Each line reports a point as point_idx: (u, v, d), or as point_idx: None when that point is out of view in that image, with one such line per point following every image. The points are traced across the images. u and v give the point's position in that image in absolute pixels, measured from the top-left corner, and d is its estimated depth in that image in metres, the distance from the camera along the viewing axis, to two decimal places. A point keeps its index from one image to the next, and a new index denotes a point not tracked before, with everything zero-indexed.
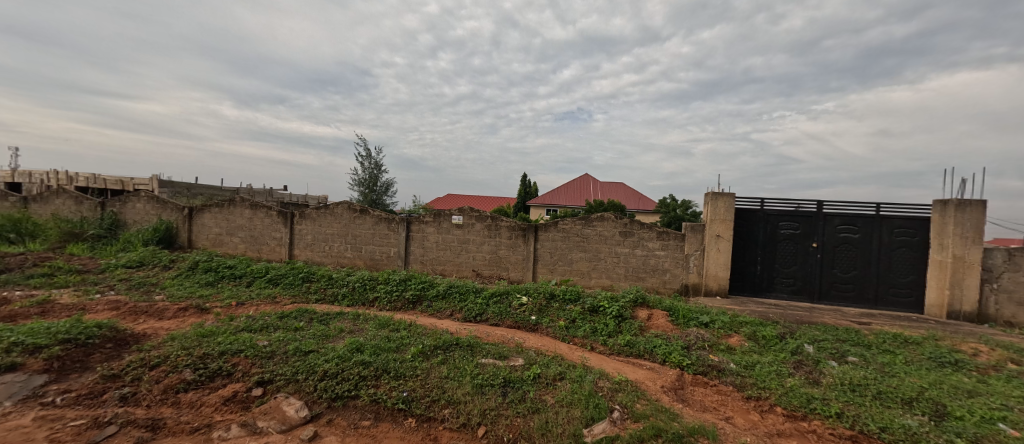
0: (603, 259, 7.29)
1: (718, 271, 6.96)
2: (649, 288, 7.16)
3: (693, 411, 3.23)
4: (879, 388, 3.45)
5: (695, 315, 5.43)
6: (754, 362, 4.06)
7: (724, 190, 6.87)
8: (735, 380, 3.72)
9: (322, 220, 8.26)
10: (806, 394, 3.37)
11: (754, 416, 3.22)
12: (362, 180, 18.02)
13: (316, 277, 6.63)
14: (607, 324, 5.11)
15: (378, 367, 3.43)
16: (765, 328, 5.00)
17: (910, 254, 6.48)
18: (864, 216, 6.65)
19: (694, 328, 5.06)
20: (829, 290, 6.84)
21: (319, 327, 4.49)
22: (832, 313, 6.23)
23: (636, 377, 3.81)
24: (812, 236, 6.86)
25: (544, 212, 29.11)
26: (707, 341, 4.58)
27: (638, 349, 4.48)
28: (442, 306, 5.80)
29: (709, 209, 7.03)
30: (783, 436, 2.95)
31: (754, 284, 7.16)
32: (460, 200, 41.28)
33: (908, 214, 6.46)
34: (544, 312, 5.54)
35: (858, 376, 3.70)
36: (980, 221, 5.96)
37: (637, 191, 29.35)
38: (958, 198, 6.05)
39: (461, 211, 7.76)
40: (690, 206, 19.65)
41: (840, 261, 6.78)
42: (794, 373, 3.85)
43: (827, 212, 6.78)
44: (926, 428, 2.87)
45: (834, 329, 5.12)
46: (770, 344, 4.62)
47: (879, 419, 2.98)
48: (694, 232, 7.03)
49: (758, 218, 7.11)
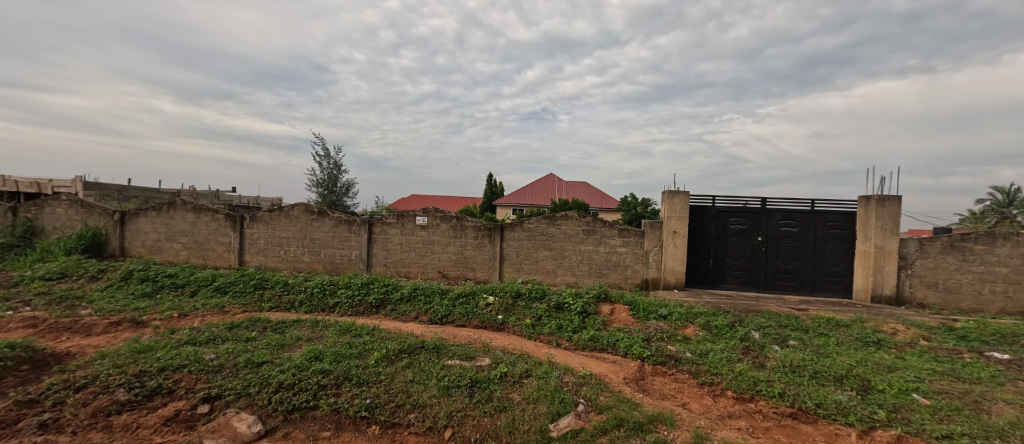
0: (568, 257, 7.44)
1: (675, 265, 7.32)
2: (611, 283, 7.40)
3: (653, 400, 3.39)
4: (815, 368, 3.78)
5: (654, 308, 5.67)
6: (707, 350, 4.31)
7: (679, 189, 7.23)
8: (691, 368, 3.93)
9: (275, 223, 7.82)
10: (753, 377, 3.62)
11: (708, 401, 3.43)
12: (321, 180, 17.24)
13: (270, 284, 6.26)
14: (572, 320, 5.23)
15: (339, 375, 3.30)
16: (717, 318, 5.32)
17: (840, 245, 7.14)
18: (801, 211, 7.24)
19: (654, 321, 5.29)
20: (773, 280, 7.39)
21: (274, 336, 4.25)
22: (775, 301, 6.74)
23: (600, 370, 3.93)
24: (758, 230, 7.38)
25: (510, 211, 29.25)
26: (665, 332, 4.81)
27: (602, 343, 4.61)
28: (407, 309, 5.67)
29: (666, 206, 7.38)
30: (733, 417, 3.16)
31: (708, 276, 7.59)
32: (424, 200, 40.55)
33: (838, 209, 7.12)
34: (511, 311, 5.57)
35: (798, 358, 4.03)
36: (897, 214, 6.65)
37: (600, 191, 30.21)
38: (879, 194, 6.74)
39: (426, 211, 7.63)
40: (650, 204, 20.51)
41: (782, 253, 7.34)
42: (743, 358, 4.14)
43: (771, 208, 7.32)
44: (854, 401, 3.19)
45: (777, 316, 5.54)
46: (722, 332, 4.92)
47: (815, 396, 3.27)
48: (653, 229, 7.35)
49: (710, 215, 7.55)
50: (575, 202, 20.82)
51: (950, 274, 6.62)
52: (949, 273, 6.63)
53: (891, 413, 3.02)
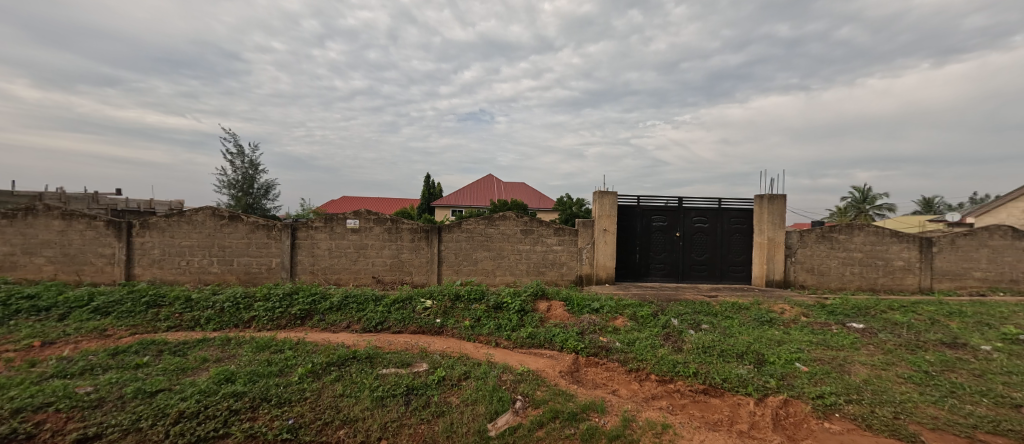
0: (506, 257, 7.53)
1: (606, 261, 7.78)
2: (548, 281, 7.65)
3: (586, 390, 3.57)
4: (722, 347, 4.28)
5: (588, 302, 5.98)
6: (634, 339, 4.66)
7: (608, 189, 7.70)
8: (620, 357, 4.21)
9: (175, 230, 6.84)
10: (673, 360, 3.99)
11: (635, 385, 3.70)
12: (233, 181, 15.45)
13: (168, 300, 5.46)
14: (511, 319, 5.30)
15: (255, 397, 2.99)
16: (643, 308, 5.76)
17: (741, 238, 8.15)
18: (710, 209, 8.14)
19: (587, 314, 5.58)
20: (689, 271, 8.19)
21: (173, 359, 3.72)
22: (691, 290, 7.50)
23: (537, 365, 4.05)
24: (676, 227, 8.14)
25: (449, 212, 28.80)
26: (597, 325, 5.09)
27: (539, 340, 4.74)
28: (337, 318, 5.31)
29: (597, 206, 7.81)
30: (656, 398, 3.46)
31: (635, 270, 8.19)
32: (357, 202, 38.32)
33: (739, 206, 8.12)
34: (449, 314, 5.49)
35: (709, 339, 4.54)
36: (783, 210, 7.81)
37: (537, 191, 31.06)
38: (769, 193, 7.82)
39: (357, 214, 7.21)
40: (584, 204, 21.57)
41: (696, 246, 8.18)
42: (664, 343, 4.54)
43: (687, 206, 8.12)
44: (752, 374, 3.67)
45: (692, 303, 6.16)
46: (646, 321, 5.35)
47: (722, 372, 3.70)
48: (585, 227, 7.75)
49: (635, 213, 8.14)
50: (513, 202, 21.13)
51: (823, 259, 7.90)
52: (821, 259, 7.91)
53: (779, 381, 3.53)
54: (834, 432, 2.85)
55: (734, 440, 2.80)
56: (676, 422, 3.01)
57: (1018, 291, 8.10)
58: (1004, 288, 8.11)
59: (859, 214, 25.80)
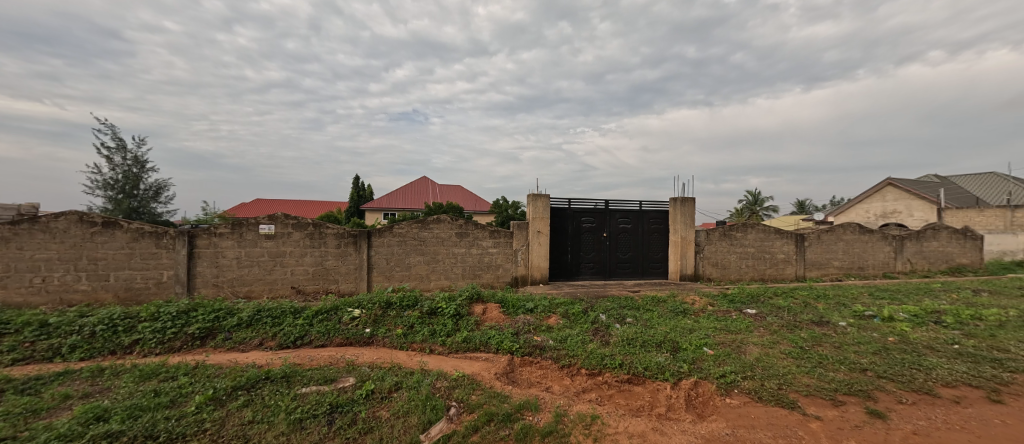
0: (441, 260, 7.37)
1: (540, 262, 8.01)
2: (484, 284, 7.64)
3: (521, 389, 3.63)
4: (644, 338, 4.65)
5: (522, 303, 6.09)
6: (566, 336, 4.84)
7: (541, 192, 7.94)
8: (553, 354, 4.35)
9: (26, 240, 5.57)
10: (601, 354, 4.22)
11: (566, 381, 3.85)
12: (111, 181, 13.03)
13: (14, 327, 4.41)
14: (446, 324, 5.19)
15: (137, 435, 2.54)
16: (574, 306, 6.02)
17: (659, 237, 8.94)
18: (633, 211, 8.80)
19: (522, 315, 5.68)
20: (615, 269, 8.76)
21: (21, 399, 3.01)
22: (617, 286, 8.02)
23: (472, 370, 4.01)
24: (603, 228, 8.66)
25: (380, 216, 27.41)
26: (532, 324, 5.21)
27: (475, 343, 4.70)
28: (247, 335, 4.73)
29: (531, 208, 8.01)
30: (586, 391, 3.64)
31: (567, 270, 8.53)
32: (273, 205, 34.73)
33: (657, 208, 8.90)
34: (380, 323, 5.20)
35: (632, 331, 4.90)
36: (693, 211, 8.72)
37: (473, 194, 30.96)
38: (682, 196, 8.68)
39: (272, 218, 6.52)
40: (519, 206, 21.97)
41: (621, 246, 8.78)
42: (593, 338, 4.80)
43: (613, 208, 8.69)
44: (668, 360, 4.03)
45: (618, 299, 6.60)
46: (577, 318, 5.60)
47: (643, 362, 4.01)
48: (520, 229, 7.90)
49: (567, 215, 8.50)
50: (448, 204, 20.78)
51: (725, 254, 8.99)
52: (724, 254, 8.98)
53: (691, 365, 3.92)
54: (734, 406, 3.24)
55: (655, 423, 3.04)
56: (604, 412, 3.19)
57: (864, 275, 10.00)
58: (855, 274, 9.96)
59: (752, 214, 29.88)
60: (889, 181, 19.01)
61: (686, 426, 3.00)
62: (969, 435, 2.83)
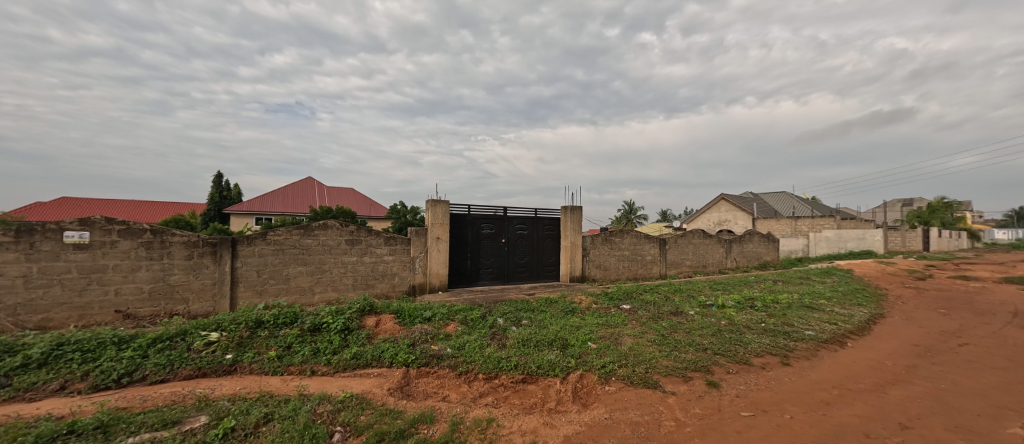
0: (328, 271, 6.67)
1: (439, 268, 7.86)
2: (379, 294, 7.15)
3: (416, 402, 3.48)
4: (537, 338, 4.91)
5: (419, 312, 5.88)
6: (464, 342, 4.83)
7: (441, 198, 7.82)
8: (451, 362, 4.28)
9: None
10: (497, 357, 4.32)
11: (463, 388, 3.83)
12: None
13: None
14: (331, 340, 4.68)
15: None
16: (473, 312, 6.04)
17: (552, 242, 9.60)
18: (529, 218, 9.28)
19: (419, 324, 5.47)
20: (513, 273, 9.10)
21: None
22: (515, 290, 8.34)
23: (361, 388, 3.70)
24: (502, 234, 8.94)
25: (250, 220, 23.54)
26: (429, 333, 5.06)
27: (366, 358, 4.34)
28: (38, 379, 3.54)
29: (430, 214, 7.82)
30: (483, 396, 3.68)
31: (466, 276, 8.54)
32: (90, 207, 26.98)
33: (550, 216, 9.55)
34: (246, 346, 4.43)
35: (527, 333, 5.13)
36: (580, 219, 9.60)
37: (367, 198, 28.87)
38: (572, 205, 9.49)
39: (86, 223, 5.07)
40: (418, 212, 21.23)
41: (518, 251, 9.17)
42: (490, 342, 4.89)
43: (511, 215, 9.03)
44: (558, 357, 4.33)
45: (516, 302, 6.86)
46: (475, 324, 5.63)
47: (536, 361, 4.23)
48: (418, 236, 7.64)
49: (467, 222, 8.53)
50: (338, 208, 18.95)
51: (606, 257, 10.11)
52: (606, 257, 10.09)
53: (577, 360, 4.28)
54: (612, 392, 3.65)
55: (546, 418, 3.22)
56: (500, 414, 3.27)
57: (707, 272, 12.31)
58: (701, 271, 12.20)
59: (628, 221, 34.28)
60: (723, 196, 23.83)
61: (572, 416, 3.26)
62: (770, 392, 3.68)
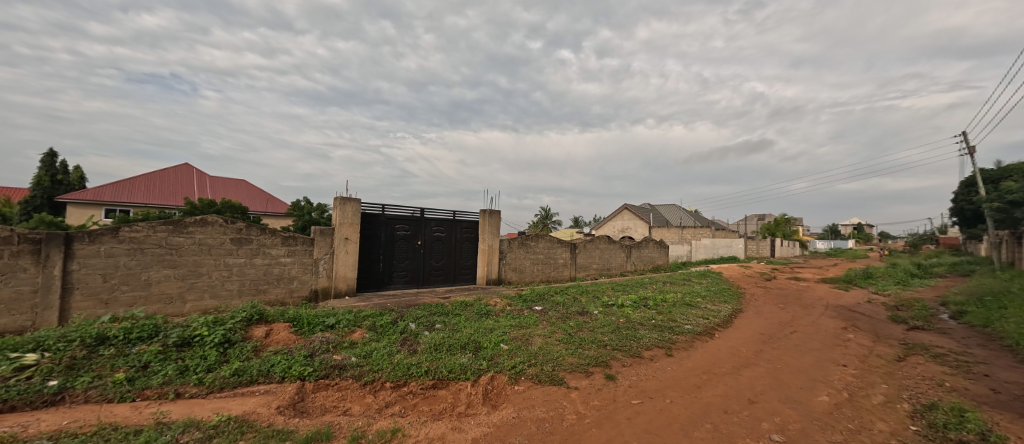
0: (205, 275, 5.70)
1: (347, 272, 7.28)
2: (272, 301, 6.34)
3: (311, 419, 3.16)
4: (450, 342, 4.82)
5: (321, 319, 5.38)
6: (371, 350, 4.53)
7: (351, 196, 7.28)
8: (354, 372, 3.97)
9: None
10: (407, 363, 4.15)
11: (368, 399, 3.59)
12: None
13: None
14: (206, 356, 4.00)
15: None
16: (383, 317, 5.71)
17: (470, 245, 9.57)
18: (447, 220, 9.13)
19: (319, 333, 4.98)
20: (428, 277, 8.84)
21: None
22: (429, 294, 8.10)
23: (242, 409, 3.21)
24: (417, 236, 8.65)
25: (97, 213, 19.01)
26: (331, 342, 4.64)
27: (249, 375, 3.78)
28: None
29: (338, 213, 7.22)
30: (389, 406, 3.49)
31: (377, 279, 8.05)
32: None
33: (468, 219, 9.53)
34: (80, 370, 3.53)
35: (440, 337, 5.02)
36: (498, 223, 9.76)
37: (262, 192, 25.50)
38: (491, 209, 9.60)
39: None
40: (325, 209, 19.43)
41: (434, 254, 8.95)
42: (400, 349, 4.67)
43: (428, 217, 8.79)
44: (470, 361, 4.31)
45: (430, 306, 6.67)
46: (385, 330, 5.33)
47: (447, 365, 4.15)
48: (323, 236, 6.99)
49: (380, 222, 8.08)
50: (224, 202, 16.38)
51: (522, 260, 10.43)
52: (521, 260, 10.40)
53: (489, 362, 4.32)
54: (520, 392, 3.76)
55: (455, 423, 3.18)
56: (406, 424, 3.13)
57: (610, 274, 13.48)
58: (605, 273, 13.33)
59: (544, 226, 35.95)
60: (626, 206, 26.42)
61: (481, 418, 3.27)
62: (656, 381, 4.16)
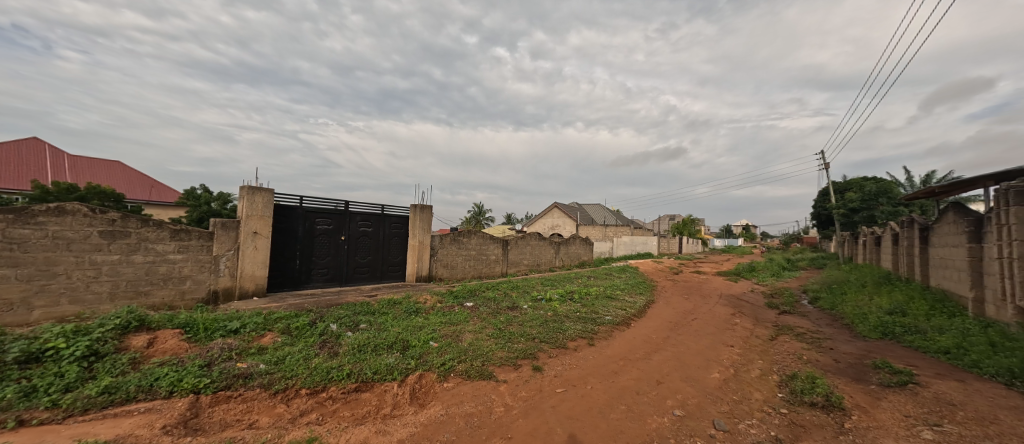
0: (62, 275, 4.68)
1: (255, 270, 6.53)
2: (157, 304, 5.42)
3: (208, 437, 2.79)
4: (375, 343, 4.59)
5: (221, 324, 4.76)
6: (284, 355, 4.12)
7: (262, 185, 6.58)
8: (263, 381, 3.59)
9: None
10: (327, 367, 3.86)
11: (279, 408, 3.27)
12: None
13: None
14: (63, 373, 3.29)
15: None
16: (298, 319, 5.24)
17: (399, 241, 9.20)
18: (374, 215, 8.68)
19: (218, 340, 4.39)
20: (352, 274, 8.31)
21: None
22: (353, 292, 7.61)
23: (114, 433, 2.71)
24: (341, 231, 8.09)
25: None
26: (234, 349, 4.13)
27: (126, 391, 3.21)
28: None
29: (245, 203, 6.46)
30: (305, 414, 3.22)
31: (292, 278, 7.35)
32: None
33: (398, 214, 9.16)
34: None
35: (364, 337, 4.76)
36: (430, 218, 9.52)
37: (144, 178, 21.66)
38: (422, 204, 9.33)
39: None
40: (229, 200, 17.17)
41: (360, 250, 8.44)
42: (319, 352, 4.33)
43: (353, 211, 8.27)
44: (397, 361, 4.15)
45: (353, 305, 6.28)
46: (300, 332, 4.89)
47: (372, 366, 3.96)
48: (225, 229, 6.19)
49: (297, 215, 7.39)
50: (91, 187, 13.58)
51: (454, 257, 10.31)
52: (452, 257, 10.28)
53: (417, 361, 4.21)
54: (449, 389, 3.73)
55: (379, 426, 3.05)
56: (324, 431, 2.92)
57: (539, 270, 13.96)
58: (535, 269, 13.77)
59: (477, 223, 35.95)
60: (555, 205, 27.54)
61: (407, 419, 3.18)
62: (579, 369, 4.43)
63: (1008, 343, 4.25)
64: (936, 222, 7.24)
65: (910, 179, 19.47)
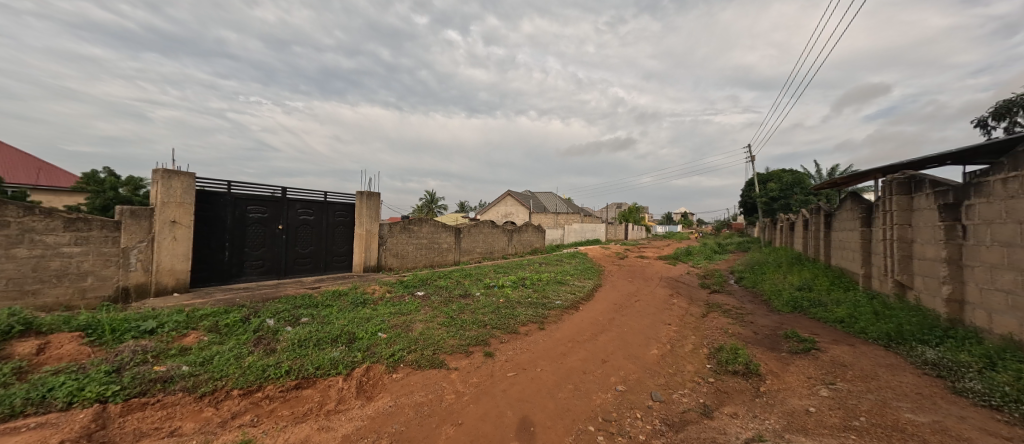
0: None
1: (174, 263, 5.85)
2: (50, 305, 4.66)
3: None
4: (317, 337, 4.34)
5: (133, 324, 4.22)
6: (212, 355, 3.77)
7: (180, 168, 5.87)
8: (187, 384, 3.26)
9: None
10: (262, 365, 3.59)
11: (207, 412, 3.00)
12: None
13: None
14: None
15: None
16: (228, 315, 4.81)
17: (344, 230, 8.72)
18: (315, 202, 8.13)
19: (130, 341, 3.90)
20: (291, 266, 7.76)
21: None
22: (293, 285, 7.13)
23: None
24: (278, 219, 7.49)
25: None
26: (151, 351, 3.69)
27: (9, 405, 2.75)
28: None
29: (160, 189, 5.74)
30: (238, 416, 2.99)
31: (221, 271, 6.70)
32: None
33: (342, 201, 8.65)
34: None
35: (305, 332, 4.49)
36: (378, 206, 9.10)
37: (28, 159, 18.43)
38: (369, 191, 8.88)
39: None
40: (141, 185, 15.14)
41: (300, 239, 7.90)
42: (253, 349, 4.01)
43: (290, 198, 7.68)
44: (342, 354, 3.96)
45: (293, 299, 5.88)
46: (231, 330, 4.48)
47: (314, 361, 3.75)
48: (136, 218, 5.46)
49: (225, 202, 6.72)
50: None
51: (404, 246, 9.99)
52: (403, 246, 9.96)
53: (363, 353, 4.05)
54: (398, 380, 3.64)
55: (322, 422, 2.91)
56: (260, 433, 2.74)
57: (492, 257, 14.01)
58: (488, 257, 13.79)
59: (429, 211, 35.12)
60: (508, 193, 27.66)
61: (353, 413, 3.07)
62: (529, 353, 4.54)
63: (887, 311, 5.03)
64: (838, 209, 8.28)
65: (818, 173, 22.09)
